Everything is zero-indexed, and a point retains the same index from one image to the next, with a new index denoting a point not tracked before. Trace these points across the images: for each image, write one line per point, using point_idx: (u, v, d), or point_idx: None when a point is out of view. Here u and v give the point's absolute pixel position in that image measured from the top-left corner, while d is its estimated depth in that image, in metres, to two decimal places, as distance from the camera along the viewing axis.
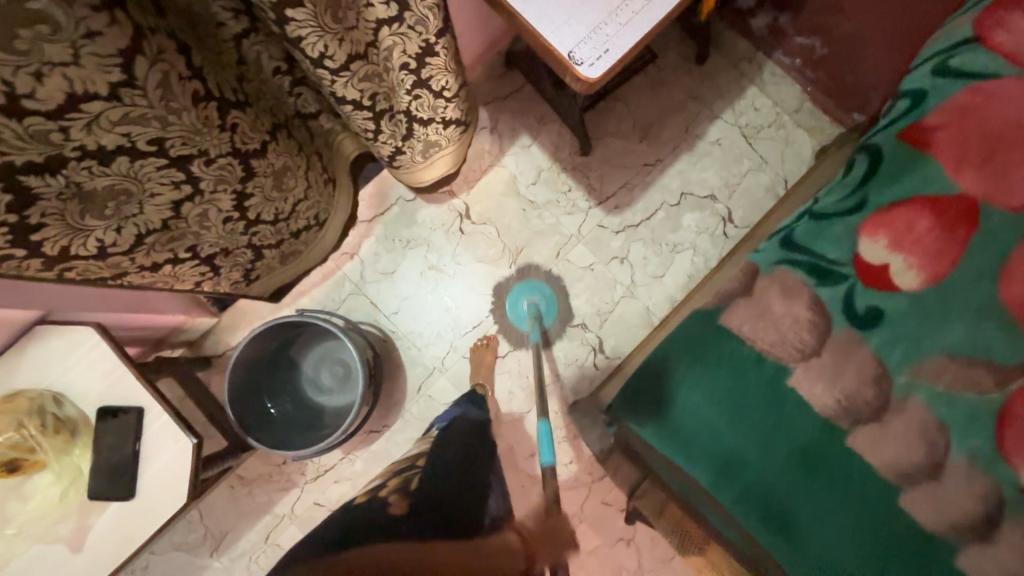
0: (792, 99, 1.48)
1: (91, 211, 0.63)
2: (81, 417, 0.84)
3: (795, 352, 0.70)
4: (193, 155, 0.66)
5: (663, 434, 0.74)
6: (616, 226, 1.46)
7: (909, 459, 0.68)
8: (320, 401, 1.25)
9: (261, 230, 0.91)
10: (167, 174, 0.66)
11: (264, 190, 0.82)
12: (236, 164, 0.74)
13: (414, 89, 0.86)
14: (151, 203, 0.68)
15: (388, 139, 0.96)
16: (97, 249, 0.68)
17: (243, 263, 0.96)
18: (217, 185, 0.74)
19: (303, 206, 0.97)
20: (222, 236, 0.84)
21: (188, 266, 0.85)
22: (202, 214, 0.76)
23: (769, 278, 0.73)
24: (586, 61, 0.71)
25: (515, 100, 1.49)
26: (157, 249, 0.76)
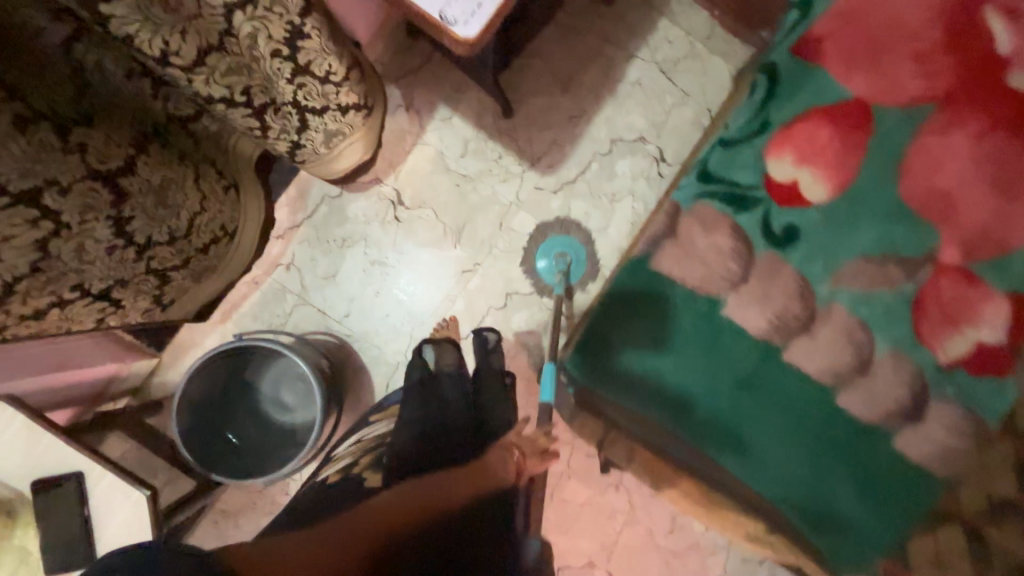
0: (703, 27, 1.47)
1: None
2: (16, 495, 0.78)
3: (723, 283, 0.72)
4: (40, 187, 0.61)
5: (614, 386, 0.76)
6: (553, 185, 1.44)
7: (840, 361, 0.72)
8: (286, 420, 1.20)
9: (158, 252, 0.84)
10: (15, 214, 0.60)
11: (146, 209, 0.77)
12: (99, 188, 0.69)
13: (296, 77, 0.79)
14: (7, 248, 0.62)
15: (281, 134, 0.90)
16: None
17: (151, 291, 0.89)
18: (84, 215, 0.68)
19: (203, 219, 0.90)
20: (112, 268, 0.78)
21: (81, 305, 0.78)
22: (76, 249, 0.70)
23: (691, 215, 0.74)
24: (460, 21, 0.72)
25: (426, 71, 1.41)
26: (34, 294, 0.70)
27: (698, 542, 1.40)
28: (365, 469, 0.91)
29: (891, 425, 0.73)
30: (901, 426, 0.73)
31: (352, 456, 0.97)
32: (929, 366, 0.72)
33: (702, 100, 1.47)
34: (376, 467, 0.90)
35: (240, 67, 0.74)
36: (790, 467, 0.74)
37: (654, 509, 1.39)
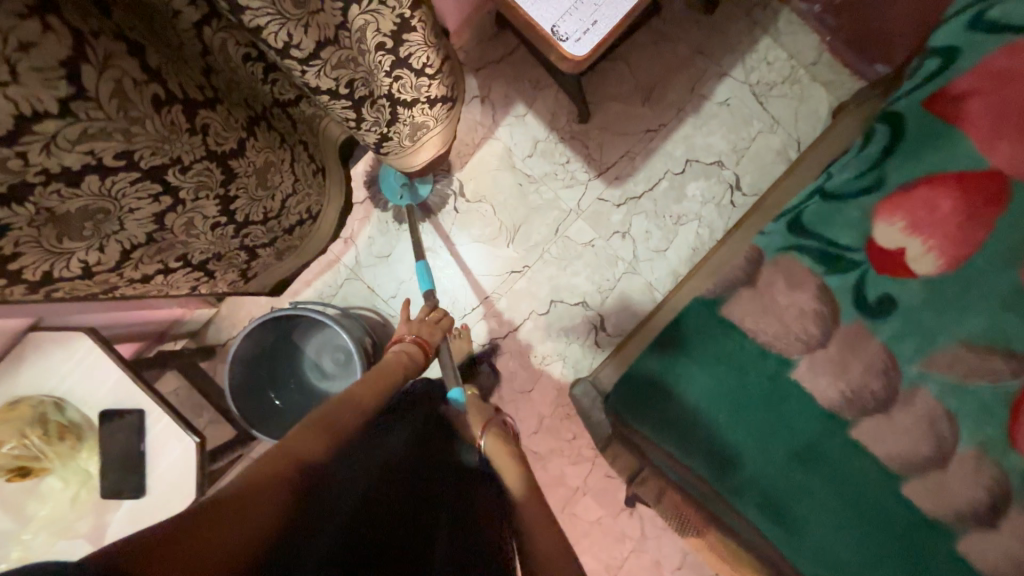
0: (809, 52, 1.37)
1: (68, 233, 0.61)
2: (84, 421, 0.85)
3: (799, 344, 0.67)
4: (165, 163, 0.64)
5: (662, 430, 0.73)
6: (617, 198, 1.40)
7: (917, 450, 0.66)
8: (323, 386, 1.25)
9: (252, 231, 0.86)
10: (142, 188, 0.63)
11: (249, 190, 0.79)
12: (214, 167, 0.71)
13: (394, 70, 0.80)
14: (131, 219, 0.65)
15: (372, 126, 0.90)
16: (81, 270, 0.66)
17: (239, 265, 0.92)
18: (198, 192, 0.70)
19: (293, 201, 0.92)
20: (212, 242, 0.80)
21: (181, 275, 0.81)
22: (187, 224, 0.73)
23: (773, 266, 0.69)
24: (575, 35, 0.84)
25: (508, 65, 1.40)
26: (146, 261, 0.73)
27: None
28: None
29: (961, 529, 0.66)
30: (973, 532, 0.66)
31: None
32: (1018, 474, 0.64)
33: (791, 129, 1.37)
34: None
35: (344, 59, 0.75)
36: (838, 553, 0.69)
37: (664, 543, 1.36)
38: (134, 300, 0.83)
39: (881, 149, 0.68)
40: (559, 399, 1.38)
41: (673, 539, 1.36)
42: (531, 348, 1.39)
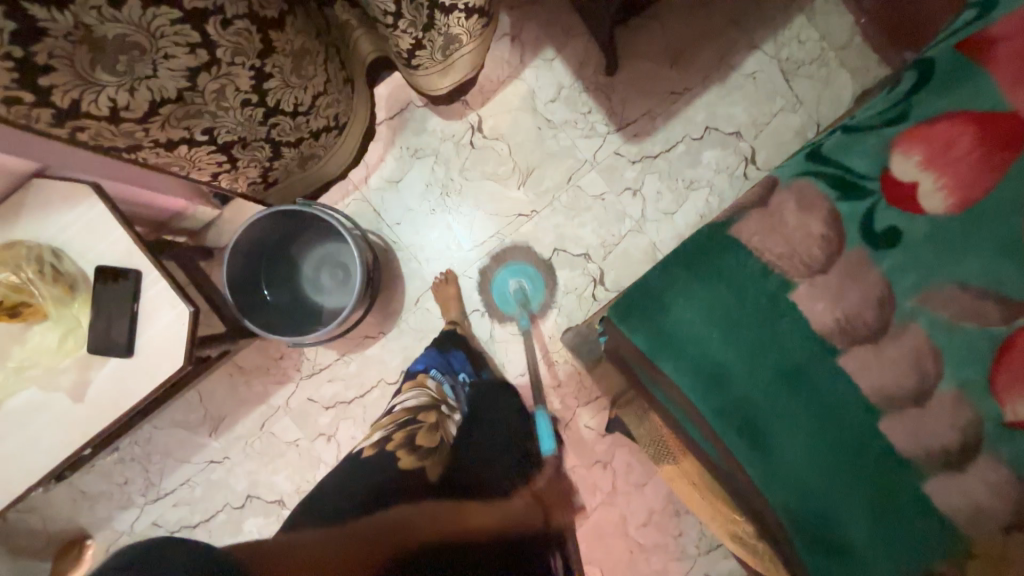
0: (841, 34, 1.37)
1: (102, 63, 0.58)
2: (80, 274, 0.84)
3: (801, 267, 0.69)
4: (207, 9, 0.61)
5: (653, 344, 0.75)
6: (633, 155, 1.40)
7: (899, 383, 0.68)
8: (318, 300, 1.26)
9: (281, 122, 0.84)
10: (181, 32, 0.60)
11: (283, 71, 0.76)
12: (254, 33, 0.68)
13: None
14: (166, 66, 0.62)
15: (409, 28, 0.88)
16: (108, 111, 0.64)
17: (261, 161, 0.90)
18: (234, 56, 0.67)
19: (323, 100, 0.90)
20: (240, 123, 0.77)
21: (204, 153, 0.79)
22: (219, 90, 0.70)
23: (787, 189, 0.71)
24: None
25: (543, 6, 1.39)
26: (173, 123, 0.70)
27: (664, 541, 1.39)
28: (398, 447, 0.93)
29: (929, 470, 0.67)
30: (941, 475, 0.67)
31: (384, 430, 1.01)
32: (993, 420, 0.65)
33: (813, 111, 1.39)
34: (410, 448, 0.93)
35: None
36: (808, 479, 0.70)
37: (631, 498, 1.38)
38: (152, 170, 0.80)
39: (910, 86, 0.69)
40: (550, 346, 1.39)
41: (640, 497, 1.38)
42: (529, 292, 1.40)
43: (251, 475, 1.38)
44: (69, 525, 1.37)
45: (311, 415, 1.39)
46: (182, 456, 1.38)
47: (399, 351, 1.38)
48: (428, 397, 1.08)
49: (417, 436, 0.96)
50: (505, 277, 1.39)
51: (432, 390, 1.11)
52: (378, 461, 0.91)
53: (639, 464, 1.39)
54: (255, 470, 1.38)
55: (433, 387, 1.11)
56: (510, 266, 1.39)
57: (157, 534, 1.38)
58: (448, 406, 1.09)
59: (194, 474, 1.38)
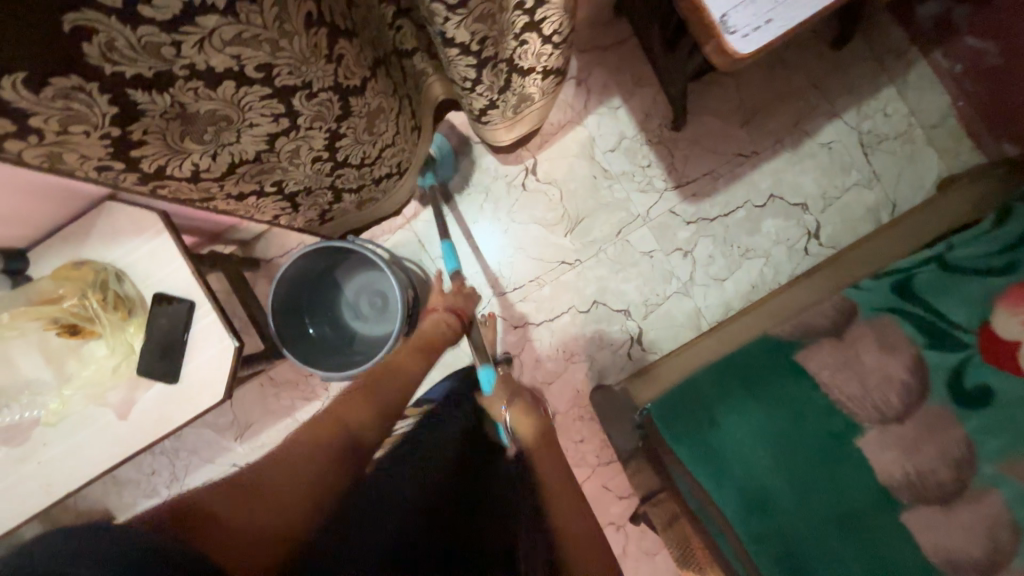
0: (933, 113, 1.27)
1: (191, 135, 0.61)
2: (138, 298, 0.87)
3: (875, 413, 0.65)
4: (296, 85, 0.62)
5: (696, 460, 0.71)
6: (689, 215, 1.35)
7: (970, 557, 0.59)
8: (356, 326, 1.29)
9: (345, 173, 0.86)
10: (268, 105, 0.63)
11: (356, 131, 0.77)
12: (334, 101, 0.69)
13: (524, 31, 0.79)
14: (249, 134, 0.65)
15: (485, 91, 0.88)
16: (190, 171, 0.67)
17: (322, 204, 0.93)
18: (313, 122, 0.69)
19: (389, 152, 0.90)
20: (308, 175, 0.81)
21: (270, 201, 0.83)
22: (293, 149, 0.73)
23: (869, 325, 0.69)
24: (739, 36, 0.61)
25: (615, 53, 1.35)
26: (247, 178, 0.74)
27: None
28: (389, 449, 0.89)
29: None
30: None
31: None
32: None
33: (889, 191, 1.30)
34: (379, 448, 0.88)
35: (487, 16, 0.71)
36: None
37: (641, 567, 1.34)
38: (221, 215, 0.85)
39: (1004, 239, 0.70)
40: (577, 399, 1.37)
41: (651, 566, 1.34)
42: (562, 342, 1.37)
43: None
44: (98, 505, 1.44)
45: None
46: (208, 455, 1.43)
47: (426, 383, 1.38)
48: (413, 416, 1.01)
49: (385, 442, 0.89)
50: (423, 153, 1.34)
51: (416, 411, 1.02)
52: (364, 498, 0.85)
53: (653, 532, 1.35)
54: None
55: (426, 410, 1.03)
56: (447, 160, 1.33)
57: None
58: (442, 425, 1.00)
59: (216, 474, 1.42)
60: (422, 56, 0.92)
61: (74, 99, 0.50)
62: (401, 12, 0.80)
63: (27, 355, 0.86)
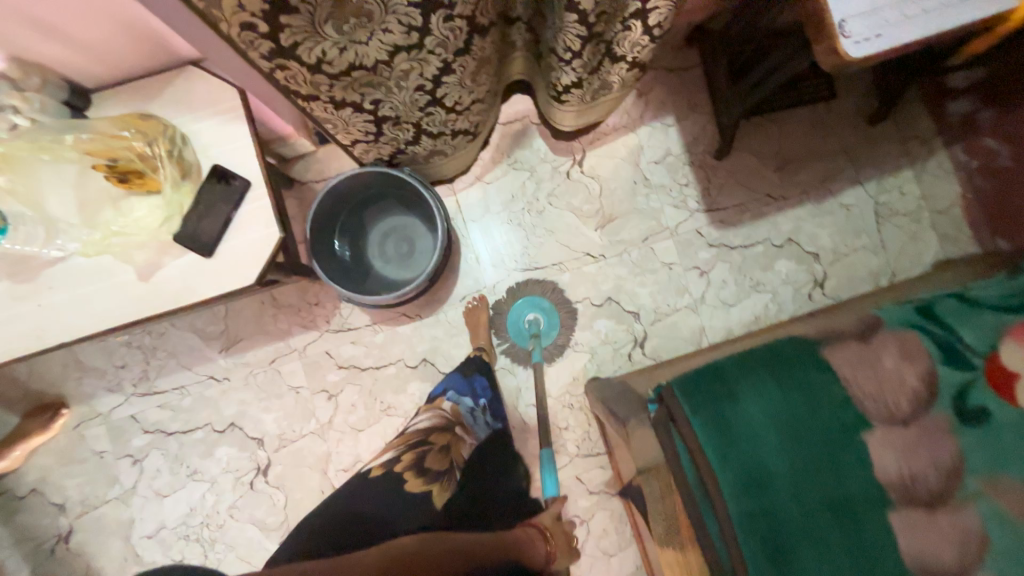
0: (942, 200, 1.41)
1: (334, 20, 0.64)
2: (196, 165, 0.86)
3: (883, 412, 0.71)
4: (440, 4, 0.67)
5: (709, 428, 0.74)
6: (712, 239, 1.43)
7: (943, 561, 0.65)
8: (376, 264, 1.29)
9: (435, 113, 0.92)
10: (409, 14, 0.67)
11: (463, 72, 0.84)
12: (462, 32, 0.74)
13: (631, 18, 0.82)
14: (380, 38, 0.69)
15: (579, 67, 0.93)
16: (315, 60, 0.70)
17: (399, 141, 0.99)
18: (437, 45, 0.74)
19: (476, 106, 0.97)
20: (404, 103, 0.86)
21: (361, 118, 0.87)
22: (406, 70, 0.77)
23: (891, 334, 0.76)
24: (854, 36, 0.58)
25: (678, 76, 1.44)
26: (355, 86, 0.78)
27: None
28: (407, 469, 0.92)
29: None
30: None
31: (394, 449, 0.98)
32: None
33: (892, 260, 1.42)
34: (418, 470, 0.92)
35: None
36: None
37: (596, 565, 1.35)
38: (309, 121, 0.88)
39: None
40: (572, 387, 1.39)
41: (605, 567, 1.34)
42: (569, 330, 1.40)
43: (243, 405, 1.37)
44: (53, 388, 1.36)
45: (322, 368, 1.38)
46: (186, 362, 1.37)
47: (429, 339, 1.38)
48: (439, 418, 1.06)
49: (427, 458, 0.95)
50: (521, 308, 1.38)
51: (446, 412, 1.09)
52: (386, 486, 0.89)
53: (615, 533, 1.36)
54: (247, 402, 1.37)
55: (447, 409, 1.10)
56: (526, 299, 1.39)
57: (131, 428, 1.36)
58: (461, 429, 1.07)
59: (190, 384, 1.37)
60: (520, 27, 0.96)
61: None
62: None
63: (63, 190, 0.84)
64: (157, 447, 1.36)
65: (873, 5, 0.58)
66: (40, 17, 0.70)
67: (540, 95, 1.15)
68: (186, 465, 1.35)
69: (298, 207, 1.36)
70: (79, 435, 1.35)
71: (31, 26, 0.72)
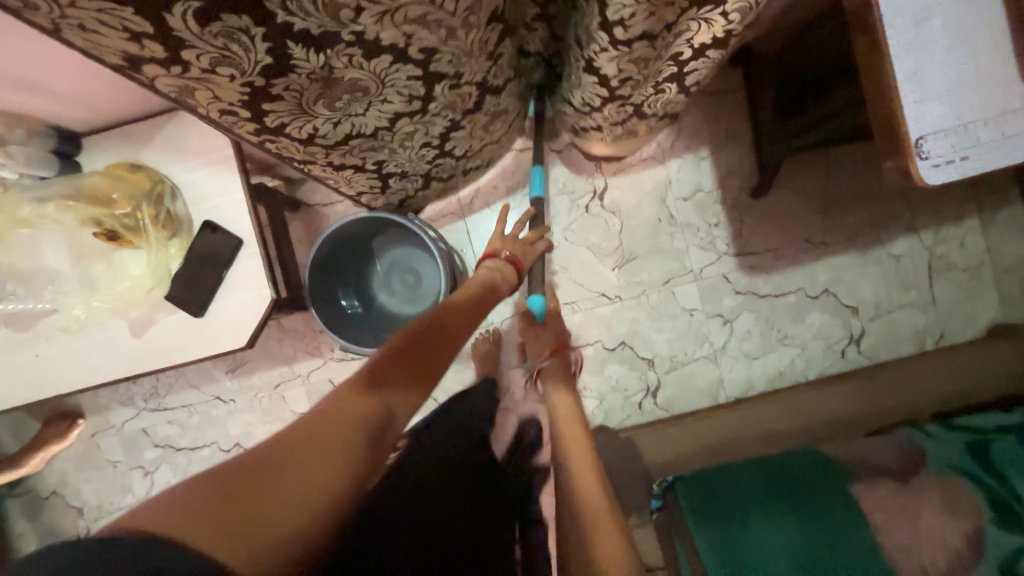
0: (1009, 257, 1.26)
1: (325, 99, 0.59)
2: (187, 221, 0.82)
3: (914, 566, 0.64)
4: (447, 75, 0.62)
5: (716, 549, 0.71)
6: (740, 285, 1.32)
7: None
8: (381, 299, 1.25)
9: (443, 161, 0.87)
10: (410, 87, 0.61)
11: (472, 125, 0.78)
12: (470, 95, 0.69)
13: (665, 82, 0.75)
14: (377, 109, 0.63)
15: (598, 118, 0.84)
16: (306, 135, 0.64)
17: (406, 188, 0.92)
18: (442, 109, 0.69)
19: (487, 147, 0.92)
20: (409, 158, 0.80)
21: (364, 176, 0.81)
22: (409, 132, 0.71)
23: (936, 481, 0.69)
24: (932, 158, 0.51)
25: (718, 103, 1.30)
26: (354, 151, 0.72)
27: None
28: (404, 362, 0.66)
29: None
30: None
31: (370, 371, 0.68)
32: None
33: (941, 320, 1.28)
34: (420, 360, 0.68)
35: (641, 60, 0.65)
36: None
37: None
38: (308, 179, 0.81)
39: None
40: None
41: None
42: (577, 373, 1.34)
43: (248, 426, 1.38)
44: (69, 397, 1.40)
45: (325, 395, 1.37)
46: (194, 380, 1.38)
47: None
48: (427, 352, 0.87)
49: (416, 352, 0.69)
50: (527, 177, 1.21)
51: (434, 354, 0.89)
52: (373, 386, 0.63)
53: None
54: (252, 423, 1.38)
55: None
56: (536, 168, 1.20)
57: (142, 441, 1.40)
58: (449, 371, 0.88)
59: (197, 402, 1.38)
60: (539, 60, 0.88)
61: (236, 41, 0.47)
62: (543, 16, 0.76)
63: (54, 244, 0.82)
64: (166, 460, 1.39)
65: (956, 122, 0.51)
66: (18, 75, 0.67)
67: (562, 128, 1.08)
68: None
69: (304, 232, 1.31)
70: (95, 444, 1.40)
71: (12, 85, 0.68)
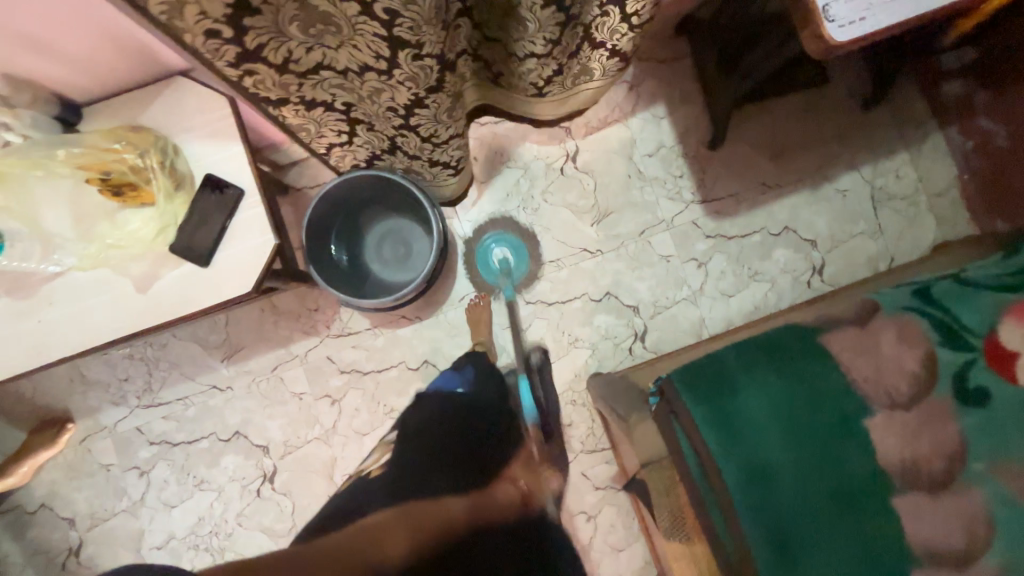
0: (938, 183, 1.41)
1: (299, 23, 0.65)
2: (189, 176, 0.87)
3: (885, 398, 0.72)
4: (408, 43, 0.71)
5: (711, 419, 0.74)
6: (709, 229, 1.42)
7: (947, 543, 0.67)
8: (373, 267, 1.29)
9: (409, 137, 0.94)
10: (376, 43, 0.70)
11: (436, 107, 0.87)
12: (431, 70, 0.79)
13: (608, 3, 0.83)
14: (349, 44, 0.70)
15: (559, 56, 0.93)
16: (281, 59, 0.70)
17: (372, 148, 1.00)
18: (405, 78, 0.78)
19: (451, 142, 1.01)
20: (376, 116, 0.87)
21: (333, 118, 0.86)
22: (376, 88, 0.80)
23: (891, 319, 0.77)
24: (838, 20, 0.62)
25: (669, 68, 1.44)
26: (325, 85, 0.78)
27: None
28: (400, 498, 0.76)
29: None
30: None
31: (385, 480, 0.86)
32: None
33: (890, 244, 1.42)
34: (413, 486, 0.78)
35: None
36: None
37: (604, 559, 1.35)
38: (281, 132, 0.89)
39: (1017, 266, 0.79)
40: (575, 383, 1.39)
41: (614, 559, 1.35)
42: (569, 326, 1.40)
43: (247, 413, 1.37)
44: (57, 403, 1.37)
45: (324, 373, 1.38)
46: (189, 372, 1.37)
47: (429, 340, 1.39)
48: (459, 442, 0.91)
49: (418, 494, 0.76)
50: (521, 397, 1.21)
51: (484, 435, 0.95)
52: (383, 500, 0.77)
53: (622, 527, 1.36)
54: (251, 410, 1.37)
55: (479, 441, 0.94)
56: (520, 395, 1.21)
57: (136, 441, 1.36)
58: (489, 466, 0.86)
59: (193, 394, 1.37)
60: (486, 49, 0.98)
61: None
62: None
63: (55, 207, 0.84)
64: (163, 458, 1.36)
65: None
66: (29, 34, 0.71)
67: (513, 103, 1.18)
68: (193, 475, 1.36)
69: (294, 213, 1.36)
70: (86, 449, 1.36)
71: (23, 44, 0.72)
